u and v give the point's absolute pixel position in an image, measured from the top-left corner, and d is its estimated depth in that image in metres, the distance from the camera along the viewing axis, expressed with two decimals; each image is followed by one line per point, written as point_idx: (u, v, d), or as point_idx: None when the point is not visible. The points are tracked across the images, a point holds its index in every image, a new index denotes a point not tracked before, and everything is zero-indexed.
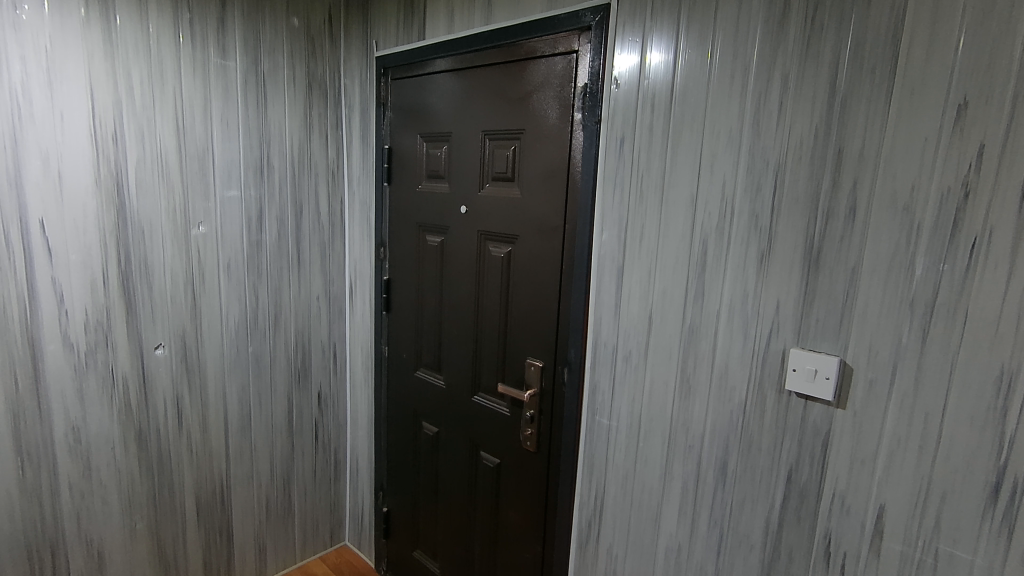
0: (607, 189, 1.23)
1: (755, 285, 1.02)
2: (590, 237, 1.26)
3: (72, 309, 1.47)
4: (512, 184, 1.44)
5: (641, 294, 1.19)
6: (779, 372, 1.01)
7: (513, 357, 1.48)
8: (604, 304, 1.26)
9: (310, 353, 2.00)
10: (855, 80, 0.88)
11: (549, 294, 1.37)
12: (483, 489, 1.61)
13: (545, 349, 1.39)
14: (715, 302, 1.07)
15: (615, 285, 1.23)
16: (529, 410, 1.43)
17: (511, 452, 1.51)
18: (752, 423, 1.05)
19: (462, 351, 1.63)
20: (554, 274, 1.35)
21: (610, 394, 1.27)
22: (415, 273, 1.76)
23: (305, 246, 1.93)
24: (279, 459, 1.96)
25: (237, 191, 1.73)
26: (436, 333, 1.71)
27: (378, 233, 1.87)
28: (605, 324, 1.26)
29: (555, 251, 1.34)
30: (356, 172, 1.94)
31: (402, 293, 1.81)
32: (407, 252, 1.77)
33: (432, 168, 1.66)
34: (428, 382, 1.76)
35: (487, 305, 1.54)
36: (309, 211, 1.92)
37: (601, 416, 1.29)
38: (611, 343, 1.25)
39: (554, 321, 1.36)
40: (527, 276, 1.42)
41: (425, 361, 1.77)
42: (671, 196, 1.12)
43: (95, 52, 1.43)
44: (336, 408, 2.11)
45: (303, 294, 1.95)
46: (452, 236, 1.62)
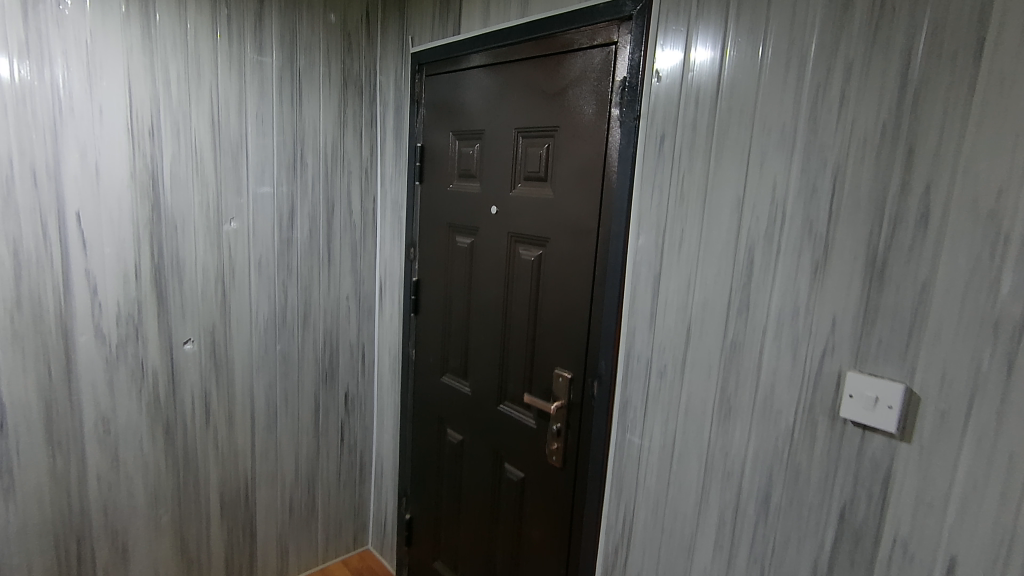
0: (644, 190, 1.14)
1: (807, 299, 0.92)
2: (626, 242, 1.18)
3: (105, 301, 1.48)
4: (544, 184, 1.37)
5: (679, 304, 1.10)
6: (833, 398, 0.90)
7: (541, 366, 1.41)
8: (638, 313, 1.17)
9: (338, 353, 1.98)
10: (931, 70, 0.77)
11: (580, 301, 1.29)
12: (506, 502, 1.55)
13: (574, 359, 1.31)
14: (761, 316, 0.98)
15: (650, 293, 1.14)
16: (556, 423, 1.36)
17: (536, 466, 1.44)
18: (800, 451, 0.94)
19: (489, 358, 1.57)
20: (586, 280, 1.27)
21: (643, 411, 1.18)
22: (443, 274, 1.71)
23: (336, 245, 1.91)
24: (303, 459, 1.95)
25: (270, 187, 1.73)
26: (463, 337, 1.66)
27: (408, 233, 1.83)
28: (639, 335, 1.17)
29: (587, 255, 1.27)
30: (389, 170, 1.92)
31: (431, 295, 1.76)
32: (436, 252, 1.73)
33: (464, 167, 1.61)
34: (453, 388, 1.70)
35: (515, 310, 1.47)
36: (341, 210, 1.90)
37: (632, 433, 1.20)
38: (646, 356, 1.16)
39: (584, 330, 1.28)
40: (558, 282, 1.34)
41: (451, 366, 1.71)
42: (714, 199, 1.02)
43: (134, 47, 1.44)
44: (363, 409, 2.09)
45: (333, 293, 1.93)
46: (481, 237, 1.56)
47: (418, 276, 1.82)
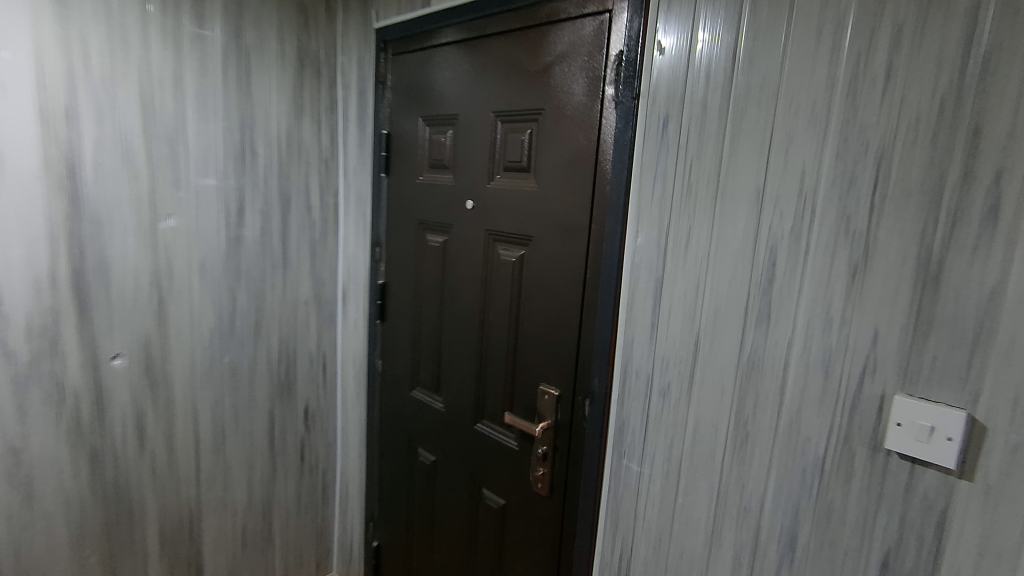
0: (644, 182, 0.99)
1: (842, 309, 0.78)
2: (622, 241, 1.03)
3: (12, 312, 1.26)
4: (527, 175, 1.21)
5: (685, 313, 0.95)
6: (874, 425, 0.76)
7: (523, 382, 1.25)
8: (637, 324, 1.02)
9: (296, 364, 1.79)
10: (1005, 33, 0.63)
11: (569, 308, 1.14)
12: (485, 532, 1.38)
13: (562, 375, 1.16)
14: (785, 328, 0.83)
15: (651, 300, 0.99)
16: (541, 447, 1.20)
17: (518, 493, 1.28)
18: (833, 487, 0.80)
19: (464, 370, 1.40)
20: (576, 285, 1.12)
21: (642, 435, 1.03)
22: (412, 277, 1.53)
23: (292, 245, 1.71)
24: (258, 483, 1.75)
25: (214, 179, 1.52)
26: (435, 347, 1.49)
27: (373, 231, 1.65)
28: (637, 348, 1.02)
29: (577, 257, 1.11)
30: (352, 161, 1.73)
31: (398, 300, 1.59)
32: (404, 253, 1.55)
33: (435, 157, 1.43)
34: (425, 404, 1.53)
35: (494, 318, 1.31)
36: (298, 205, 1.70)
37: (630, 460, 1.05)
38: (645, 372, 1.01)
39: (574, 342, 1.13)
40: (543, 287, 1.19)
41: (422, 379, 1.54)
42: (729, 191, 0.88)
43: (43, 12, 1.21)
44: (325, 425, 1.90)
45: (289, 298, 1.73)
46: (455, 235, 1.39)
47: (384, 279, 1.64)
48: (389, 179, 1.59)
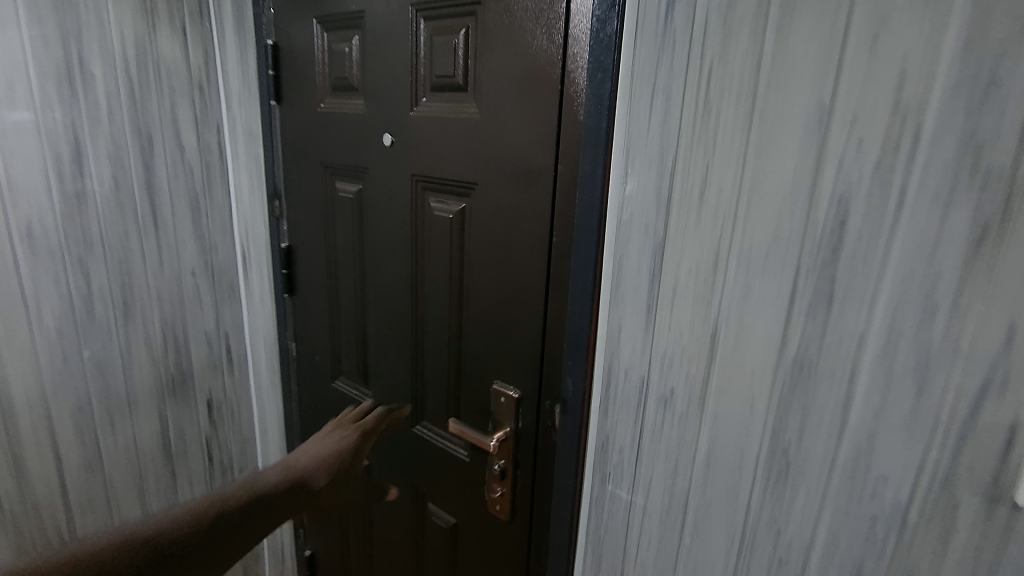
0: (637, 100, 0.66)
1: (953, 294, 0.49)
2: (604, 191, 0.71)
3: None
4: (463, 97, 0.86)
5: (699, 295, 0.65)
6: (995, 469, 0.50)
7: (472, 377, 0.95)
8: (625, 307, 0.72)
9: (189, 351, 1.43)
10: None
11: (530, 282, 0.83)
12: (433, 554, 1.12)
13: (524, 371, 0.87)
14: (854, 321, 0.55)
15: (646, 276, 0.69)
16: (499, 462, 0.92)
17: (471, 512, 1.01)
18: (919, 548, 0.56)
19: (396, 360, 1.09)
20: (541, 252, 0.81)
21: (634, 453, 0.76)
22: (323, 239, 1.18)
23: (165, 201, 1.31)
24: (154, 497, 1.43)
25: (29, 112, 1.09)
26: (357, 328, 1.16)
27: (270, 179, 1.27)
28: (626, 340, 0.73)
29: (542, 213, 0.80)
30: (235, 87, 1.31)
31: (308, 268, 1.23)
32: (310, 207, 1.19)
33: (339, 74, 1.05)
34: (351, 398, 1.22)
35: (429, 294, 0.98)
36: (166, 148, 1.29)
37: (617, 484, 0.79)
38: (639, 373, 0.73)
39: (539, 329, 0.83)
40: (493, 253, 0.87)
41: (346, 367, 1.22)
42: (772, 110, 0.57)
43: None
44: (237, 419, 1.57)
45: (169, 270, 1.35)
46: (372, 183, 1.03)
47: (288, 241, 1.27)
48: (283, 109, 1.19)
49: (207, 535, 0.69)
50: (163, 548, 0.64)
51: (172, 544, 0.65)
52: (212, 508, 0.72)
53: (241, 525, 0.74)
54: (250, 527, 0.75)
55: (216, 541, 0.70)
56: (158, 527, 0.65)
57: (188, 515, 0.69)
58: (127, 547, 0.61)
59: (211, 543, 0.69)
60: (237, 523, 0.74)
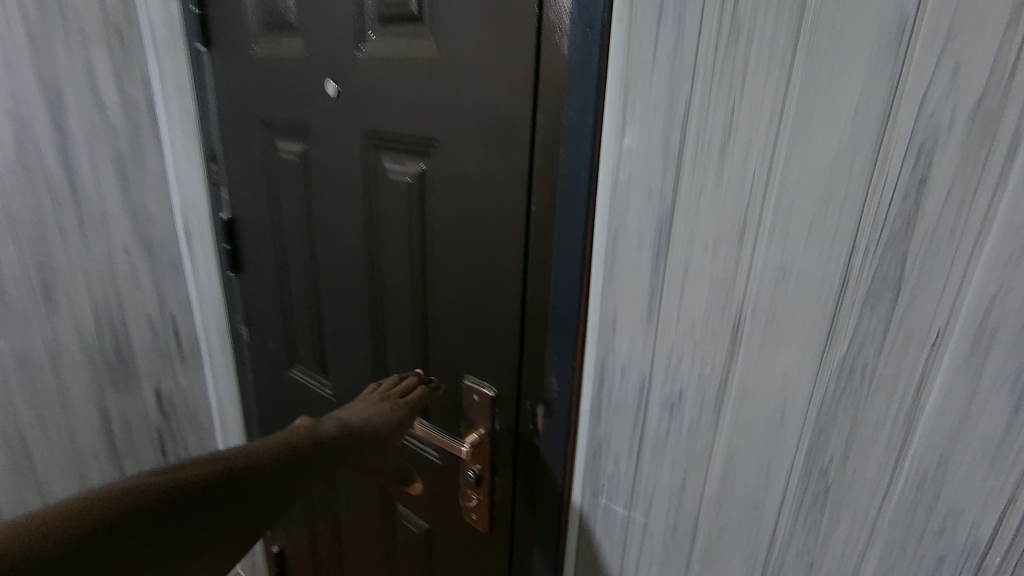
0: (639, 24, 0.50)
1: None
2: (595, 146, 0.56)
3: None
4: (419, 30, 0.69)
5: (718, 278, 0.51)
6: None
7: (441, 371, 0.81)
8: (622, 291, 0.58)
9: (129, 336, 1.27)
10: None
11: (506, 261, 0.68)
12: (405, 561, 1.01)
13: (501, 365, 0.73)
14: (930, 317, 0.42)
15: (650, 254, 0.55)
16: (475, 467, 0.79)
17: (444, 519, 0.89)
18: None
19: (356, 348, 0.94)
20: (518, 224, 0.66)
21: (632, 466, 0.63)
22: (268, 208, 1.01)
23: (85, 166, 1.13)
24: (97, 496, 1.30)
25: None
26: (312, 311, 1.01)
27: (206, 139, 1.09)
28: (624, 332, 0.59)
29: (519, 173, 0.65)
30: (159, 28, 1.11)
31: (253, 243, 1.07)
32: (251, 171, 1.01)
33: (272, 8, 0.86)
34: (309, 389, 1.08)
35: (389, 273, 0.83)
36: (81, 103, 1.10)
37: (612, 500, 0.66)
38: (639, 371, 0.59)
39: (518, 317, 0.69)
40: (461, 225, 0.72)
41: (302, 354, 1.07)
42: (829, 29, 0.41)
43: None
44: (191, 408, 1.42)
45: (97, 245, 1.18)
46: (318, 141, 0.87)
47: (230, 211, 1.10)
48: (213, 55, 1.00)
49: (283, 467, 0.58)
50: (161, 498, 0.46)
51: (243, 467, 0.53)
52: (246, 458, 0.55)
53: (285, 488, 0.57)
54: (279, 504, 0.57)
55: (238, 497, 0.52)
56: (163, 470, 0.48)
57: (212, 460, 0.52)
58: (125, 496, 0.44)
59: (236, 500, 0.52)
60: (273, 482, 0.56)
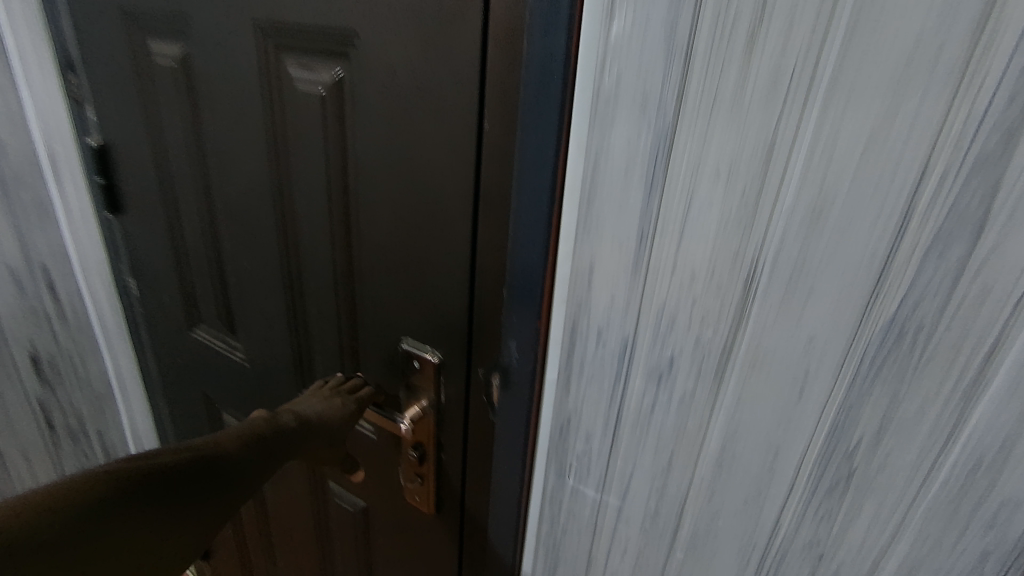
0: None
1: None
2: (570, 37, 0.41)
3: None
4: None
5: (733, 215, 0.39)
6: None
7: (373, 332, 0.67)
8: (602, 234, 0.45)
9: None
10: None
11: (450, 196, 0.54)
12: (340, 541, 0.89)
13: (446, 326, 0.60)
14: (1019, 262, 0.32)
15: (642, 184, 0.42)
16: (412, 452, 0.68)
17: (383, 499, 0.77)
18: None
19: (268, 304, 0.78)
20: (466, 145, 0.51)
21: (608, 444, 0.53)
22: (146, 130, 0.80)
23: None
24: None
25: None
26: (212, 260, 0.83)
27: (56, 40, 0.85)
28: (603, 286, 0.47)
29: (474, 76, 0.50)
30: None
31: (132, 176, 0.86)
32: (118, 81, 0.79)
33: None
34: (218, 352, 0.91)
35: (303, 214, 0.67)
36: None
37: (581, 481, 0.56)
38: (620, 334, 0.48)
39: (467, 266, 0.55)
40: (389, 149, 0.56)
41: (205, 311, 0.90)
42: None
43: None
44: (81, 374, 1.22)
45: None
46: (199, 39, 0.67)
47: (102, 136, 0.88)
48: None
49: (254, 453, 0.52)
50: (140, 486, 0.41)
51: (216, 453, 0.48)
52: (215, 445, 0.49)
53: (259, 478, 0.52)
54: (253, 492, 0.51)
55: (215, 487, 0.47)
56: (132, 456, 0.42)
57: (180, 448, 0.46)
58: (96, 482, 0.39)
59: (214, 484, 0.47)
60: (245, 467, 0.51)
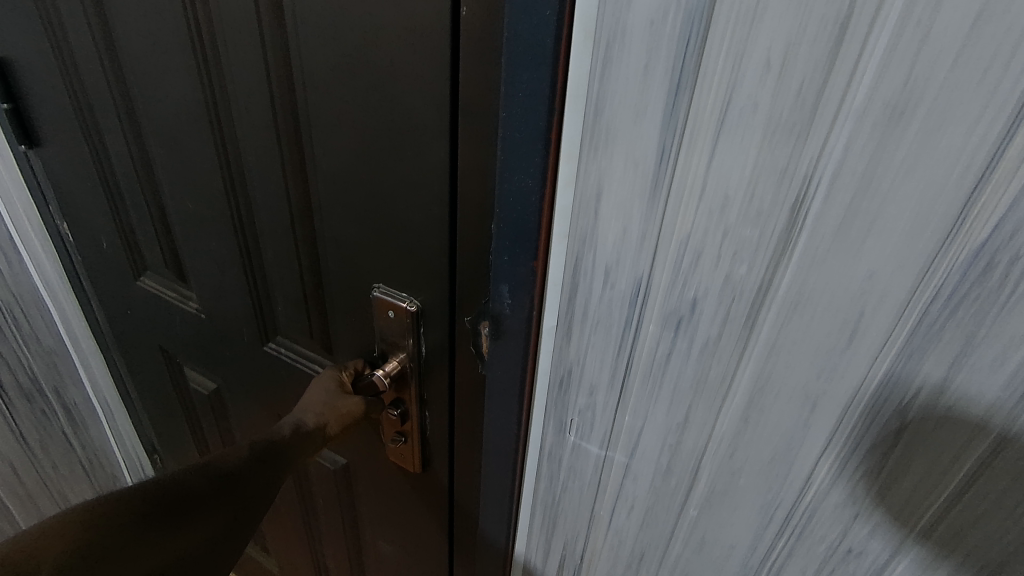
0: None
1: None
2: None
3: None
4: None
5: (783, 123, 0.31)
6: None
7: (339, 278, 0.58)
8: (613, 153, 0.37)
9: None
10: None
11: (420, 110, 0.44)
12: (321, 497, 0.84)
13: (424, 268, 0.51)
14: None
15: (666, 86, 0.33)
16: (396, 414, 0.62)
17: (364, 456, 0.72)
18: None
19: (219, 248, 0.68)
20: (439, 47, 0.41)
21: (614, 398, 0.46)
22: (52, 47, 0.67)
23: None
24: None
25: None
26: (151, 201, 0.72)
27: None
28: (612, 217, 0.39)
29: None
30: None
31: (44, 103, 0.73)
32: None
33: None
34: (171, 303, 0.82)
35: (246, 143, 0.56)
36: None
37: (583, 437, 0.50)
38: (632, 274, 0.40)
39: (445, 204, 0.47)
40: (342, 60, 0.45)
41: (152, 258, 0.80)
42: None
43: None
44: None
45: None
46: None
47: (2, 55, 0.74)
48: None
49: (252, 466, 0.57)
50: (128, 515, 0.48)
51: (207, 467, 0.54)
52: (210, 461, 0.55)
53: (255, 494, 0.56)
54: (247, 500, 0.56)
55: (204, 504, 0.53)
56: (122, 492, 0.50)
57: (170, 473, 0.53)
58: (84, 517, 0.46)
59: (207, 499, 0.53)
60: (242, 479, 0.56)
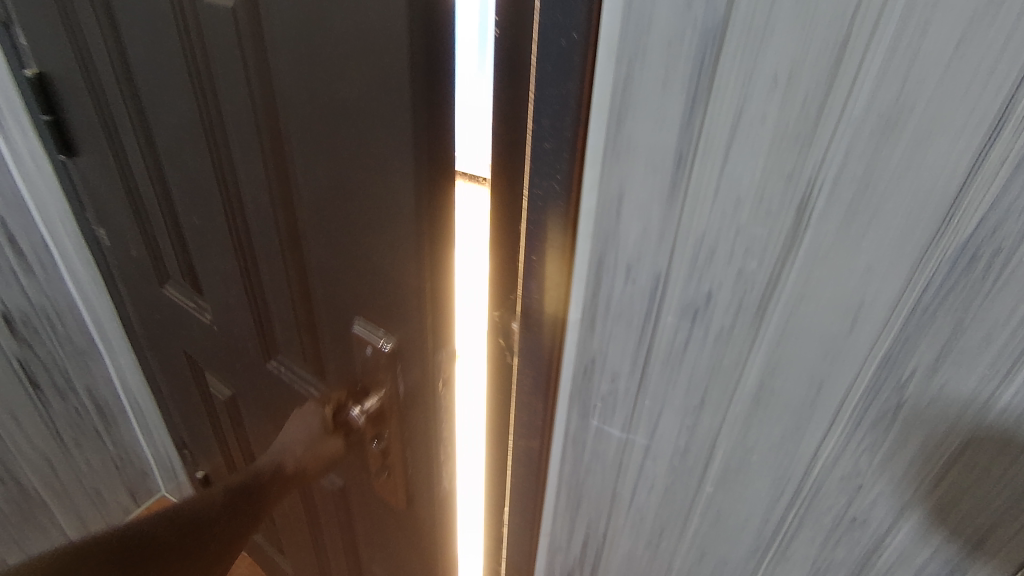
0: None
1: None
2: None
3: None
4: None
5: (790, 132, 0.35)
6: None
7: (328, 313, 0.62)
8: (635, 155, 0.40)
9: None
10: None
11: (384, 179, 0.48)
12: (323, 511, 0.90)
13: (394, 319, 0.56)
14: None
15: (683, 101, 0.37)
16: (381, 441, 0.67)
17: (352, 480, 0.78)
18: None
19: (227, 268, 0.72)
20: (396, 132, 0.45)
21: (635, 383, 0.50)
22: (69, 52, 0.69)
23: None
24: None
25: None
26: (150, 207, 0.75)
27: None
28: (633, 218, 0.43)
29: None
30: None
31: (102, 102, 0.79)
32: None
33: None
34: (190, 313, 0.86)
35: (244, 180, 0.61)
36: None
37: (606, 421, 0.54)
38: (651, 269, 0.44)
39: (413, 257, 0.50)
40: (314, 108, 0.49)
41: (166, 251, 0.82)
42: None
43: None
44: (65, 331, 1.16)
45: None
46: None
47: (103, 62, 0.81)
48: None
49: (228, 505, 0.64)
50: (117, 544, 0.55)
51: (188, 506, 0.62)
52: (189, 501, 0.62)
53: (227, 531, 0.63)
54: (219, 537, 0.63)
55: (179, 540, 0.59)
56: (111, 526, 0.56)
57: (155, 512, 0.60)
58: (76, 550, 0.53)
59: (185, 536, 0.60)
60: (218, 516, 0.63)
